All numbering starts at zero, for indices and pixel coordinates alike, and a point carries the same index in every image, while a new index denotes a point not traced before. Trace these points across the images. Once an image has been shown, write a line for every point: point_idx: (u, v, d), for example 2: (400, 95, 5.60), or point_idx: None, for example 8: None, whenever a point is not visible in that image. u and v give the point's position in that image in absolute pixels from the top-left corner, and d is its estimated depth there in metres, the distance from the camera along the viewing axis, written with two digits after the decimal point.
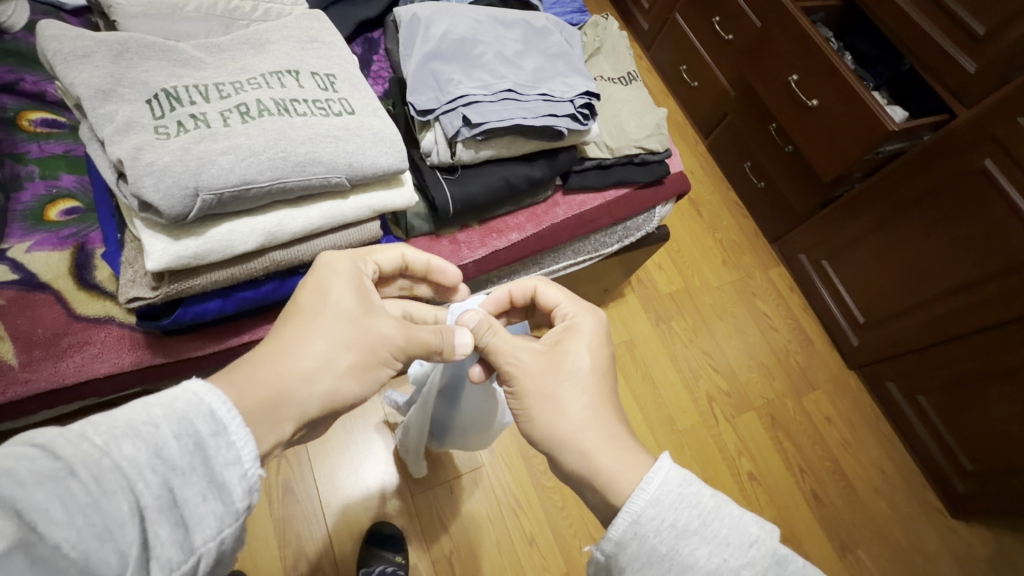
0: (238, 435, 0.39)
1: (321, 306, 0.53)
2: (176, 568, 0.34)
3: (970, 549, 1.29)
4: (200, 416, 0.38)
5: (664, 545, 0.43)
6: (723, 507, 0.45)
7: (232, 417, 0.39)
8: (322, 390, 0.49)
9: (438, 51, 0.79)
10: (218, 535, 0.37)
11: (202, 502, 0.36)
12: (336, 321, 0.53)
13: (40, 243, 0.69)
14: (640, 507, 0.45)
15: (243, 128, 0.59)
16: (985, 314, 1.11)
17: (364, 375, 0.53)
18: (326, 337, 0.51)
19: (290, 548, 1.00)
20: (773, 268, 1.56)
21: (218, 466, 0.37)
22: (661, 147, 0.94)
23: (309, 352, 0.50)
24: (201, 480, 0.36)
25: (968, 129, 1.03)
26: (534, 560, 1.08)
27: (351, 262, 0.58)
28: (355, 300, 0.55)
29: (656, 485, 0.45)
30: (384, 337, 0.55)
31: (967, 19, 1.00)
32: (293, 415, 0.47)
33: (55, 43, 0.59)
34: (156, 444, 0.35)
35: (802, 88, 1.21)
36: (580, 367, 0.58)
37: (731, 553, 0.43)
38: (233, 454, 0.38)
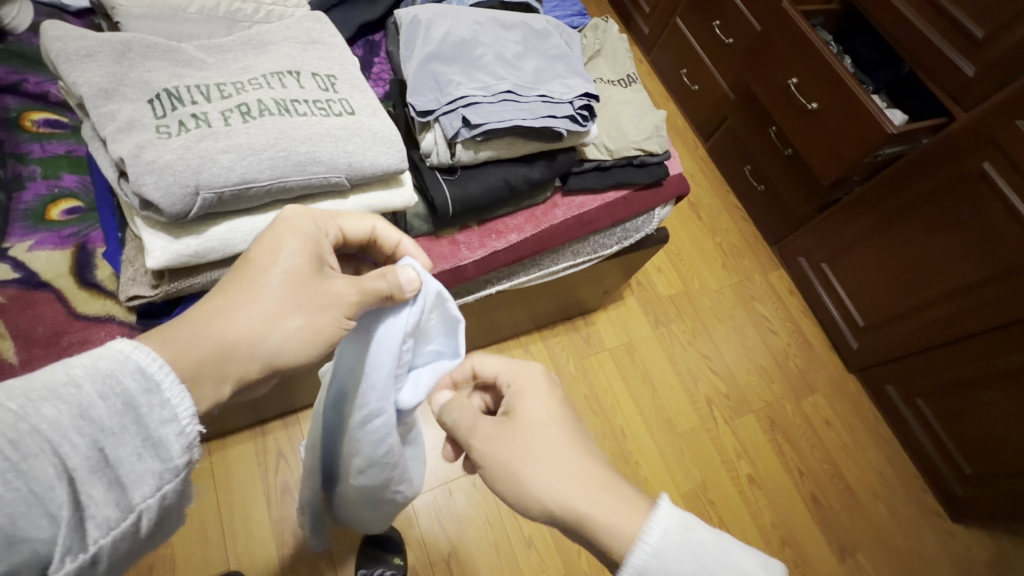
0: (173, 393, 0.37)
1: (260, 269, 0.48)
2: (113, 526, 0.35)
3: (971, 553, 1.28)
4: (127, 374, 0.36)
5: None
6: (723, 552, 0.44)
7: (165, 374, 0.37)
8: (263, 350, 0.47)
9: (438, 53, 0.80)
10: (159, 491, 0.37)
11: (138, 462, 0.36)
12: (285, 280, 0.48)
13: (41, 242, 0.69)
14: (643, 560, 0.44)
15: (244, 128, 0.59)
16: (985, 317, 1.11)
17: (317, 339, 0.49)
18: (263, 297, 0.47)
19: (288, 549, 1.00)
20: (773, 271, 1.56)
21: (153, 425, 0.37)
22: (660, 149, 0.94)
23: (245, 312, 0.47)
24: (135, 440, 0.36)
25: (966, 132, 1.04)
26: (532, 562, 1.08)
27: (313, 220, 0.53)
28: (304, 264, 0.50)
29: (658, 536, 0.45)
30: (336, 299, 0.50)
31: (966, 23, 1.00)
32: (233, 375, 0.46)
33: (58, 43, 0.60)
34: (81, 407, 0.34)
35: (801, 92, 1.21)
36: (542, 424, 0.54)
37: None
38: (169, 413, 0.37)
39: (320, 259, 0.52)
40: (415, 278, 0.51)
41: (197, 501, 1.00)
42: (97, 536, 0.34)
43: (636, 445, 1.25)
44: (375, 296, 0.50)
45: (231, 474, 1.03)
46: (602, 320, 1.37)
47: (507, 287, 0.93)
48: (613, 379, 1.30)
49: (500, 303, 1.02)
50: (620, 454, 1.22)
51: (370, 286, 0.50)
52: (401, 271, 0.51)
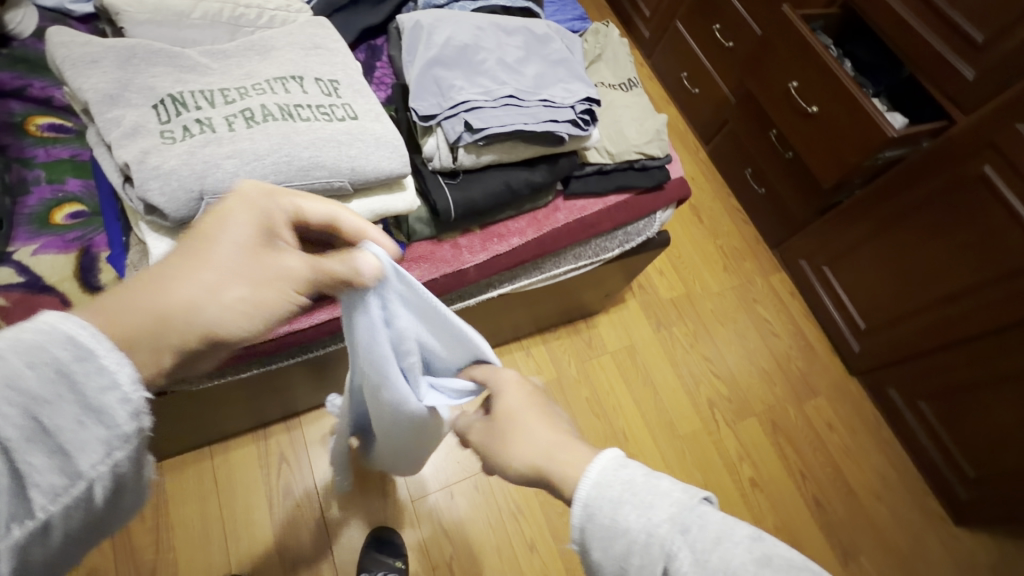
0: (110, 359, 0.32)
1: (203, 239, 0.43)
2: (61, 494, 0.32)
3: (974, 556, 1.28)
4: (53, 343, 0.31)
5: (605, 522, 0.43)
6: (654, 479, 0.44)
7: (99, 340, 0.32)
8: (205, 321, 0.42)
9: (440, 58, 0.80)
10: (109, 459, 0.33)
11: (80, 430, 0.32)
12: (236, 251, 0.44)
13: (45, 246, 0.70)
14: (585, 490, 0.45)
15: (248, 133, 0.60)
16: (987, 319, 1.11)
17: (264, 310, 0.46)
18: (207, 266, 0.43)
19: (291, 552, 1.00)
20: (774, 274, 1.56)
21: (91, 392, 0.32)
22: (661, 153, 0.94)
23: (186, 281, 0.41)
24: (74, 408, 0.32)
25: (966, 136, 1.05)
26: (533, 564, 1.08)
27: (263, 190, 0.47)
28: (255, 235, 0.45)
29: (596, 469, 0.46)
30: (289, 273, 0.47)
31: (965, 26, 1.00)
32: (173, 346, 0.40)
33: (64, 49, 0.60)
34: (6, 377, 0.30)
35: (801, 95, 1.22)
36: (512, 410, 0.57)
37: (656, 511, 0.41)
38: (108, 380, 0.32)
39: (272, 233, 0.47)
40: (376, 263, 0.52)
41: (201, 504, 1.00)
42: (44, 503, 0.31)
43: (638, 447, 1.24)
44: (331, 276, 0.50)
45: (234, 477, 1.03)
46: (603, 323, 1.37)
47: (509, 290, 0.93)
48: (615, 381, 1.30)
49: (501, 307, 1.02)
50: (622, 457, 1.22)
51: (326, 265, 0.50)
52: (364, 257, 0.51)
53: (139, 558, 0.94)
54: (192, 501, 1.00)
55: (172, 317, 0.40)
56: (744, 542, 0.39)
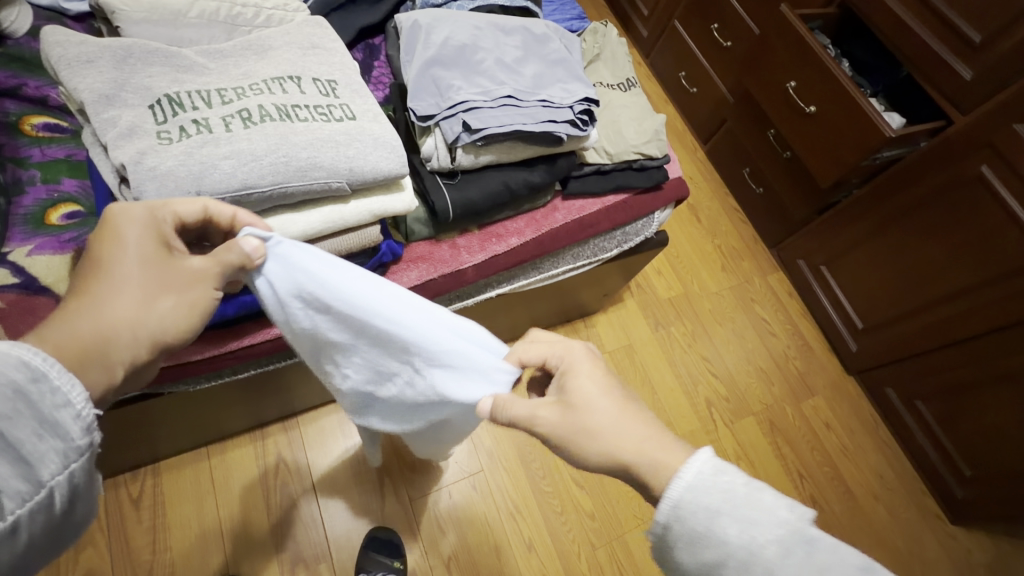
0: (62, 380, 0.42)
1: (113, 265, 0.51)
2: (27, 498, 0.41)
3: (970, 555, 1.29)
4: (11, 368, 0.40)
5: (699, 527, 0.45)
6: (755, 493, 0.45)
7: (50, 365, 0.42)
8: (142, 335, 0.51)
9: (439, 57, 0.80)
10: (65, 468, 0.43)
11: (40, 442, 0.41)
12: (138, 267, 0.51)
13: (41, 247, 0.69)
14: (677, 492, 0.47)
15: (245, 134, 0.59)
16: (984, 319, 1.11)
17: (194, 310, 0.54)
18: (126, 289, 0.50)
19: (288, 553, 1.00)
20: (772, 273, 1.56)
21: (47, 409, 0.41)
22: (660, 153, 0.94)
23: (109, 304, 0.50)
24: (32, 422, 0.41)
25: (963, 137, 1.05)
26: (531, 565, 1.07)
27: (144, 208, 0.52)
28: (153, 251, 0.52)
29: (692, 473, 0.47)
30: (194, 275, 0.54)
31: (963, 27, 1.00)
32: (122, 359, 0.50)
33: (59, 49, 0.60)
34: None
35: (800, 95, 1.22)
36: (595, 401, 0.54)
37: (759, 530, 0.44)
38: (62, 397, 0.42)
39: (165, 243, 0.53)
40: (257, 244, 0.52)
41: (198, 506, 1.00)
42: (13, 507, 0.40)
43: None
44: (230, 267, 0.54)
45: (231, 477, 1.03)
46: (602, 322, 1.37)
47: (507, 290, 0.93)
48: None
49: (499, 307, 1.02)
50: None
51: (222, 258, 0.53)
52: (243, 241, 0.52)
53: (136, 559, 0.94)
54: (189, 502, 1.00)
55: (108, 339, 0.49)
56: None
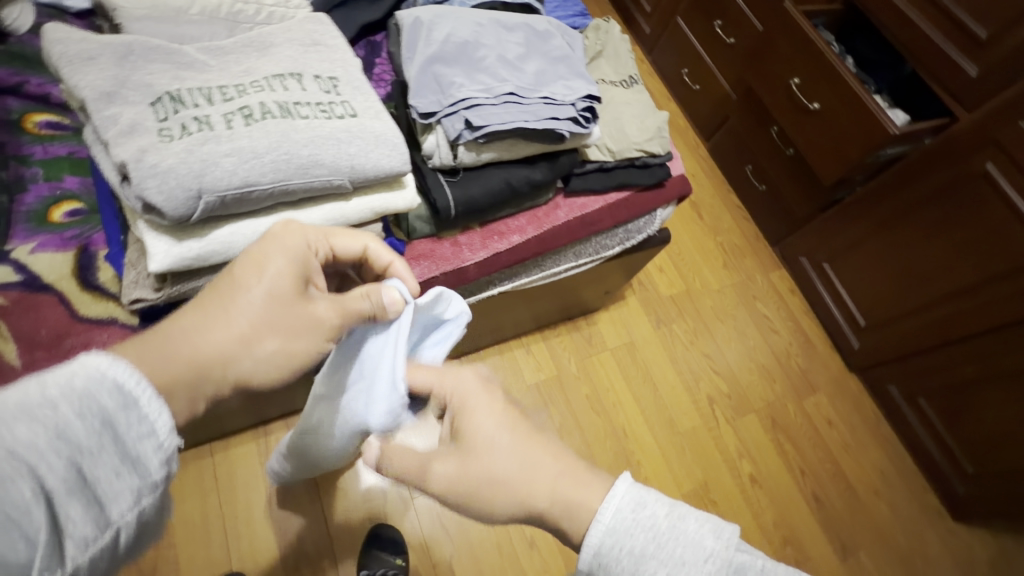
0: (151, 409, 0.40)
1: (236, 287, 0.49)
2: (92, 542, 0.38)
3: (973, 552, 1.28)
4: (104, 391, 0.38)
5: (625, 572, 0.45)
6: (677, 525, 0.46)
7: (142, 390, 0.40)
8: (240, 370, 0.49)
9: (440, 54, 0.80)
10: (136, 506, 0.40)
11: (117, 477, 0.39)
12: (262, 299, 0.50)
13: (43, 245, 0.69)
14: (598, 539, 0.46)
15: (246, 131, 0.59)
16: (988, 317, 1.11)
17: (291, 358, 0.52)
18: (242, 315, 0.49)
19: (290, 549, 1.00)
20: (775, 271, 1.56)
21: (131, 440, 0.39)
22: (662, 150, 0.94)
23: (222, 328, 0.48)
24: (113, 456, 0.39)
25: (968, 133, 1.04)
26: (534, 562, 1.08)
27: (304, 238, 0.53)
28: (290, 283, 0.51)
29: (610, 514, 0.46)
30: (316, 320, 0.52)
31: (968, 23, 1.00)
32: (212, 389, 0.48)
33: (61, 46, 0.60)
34: (59, 426, 0.36)
35: (803, 92, 1.21)
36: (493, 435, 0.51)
37: (684, 569, 0.44)
38: (146, 428, 0.40)
39: (305, 277, 0.53)
40: (399, 303, 0.53)
41: (201, 502, 1.00)
42: (75, 554, 0.37)
43: (639, 446, 1.24)
44: (357, 316, 0.54)
45: (233, 473, 1.03)
46: (604, 320, 1.37)
47: (509, 289, 0.93)
48: (615, 378, 1.30)
49: (501, 304, 1.02)
50: (621, 455, 1.22)
51: (351, 306, 0.53)
52: (386, 292, 0.53)
53: (138, 555, 0.94)
54: (193, 498, 1.00)
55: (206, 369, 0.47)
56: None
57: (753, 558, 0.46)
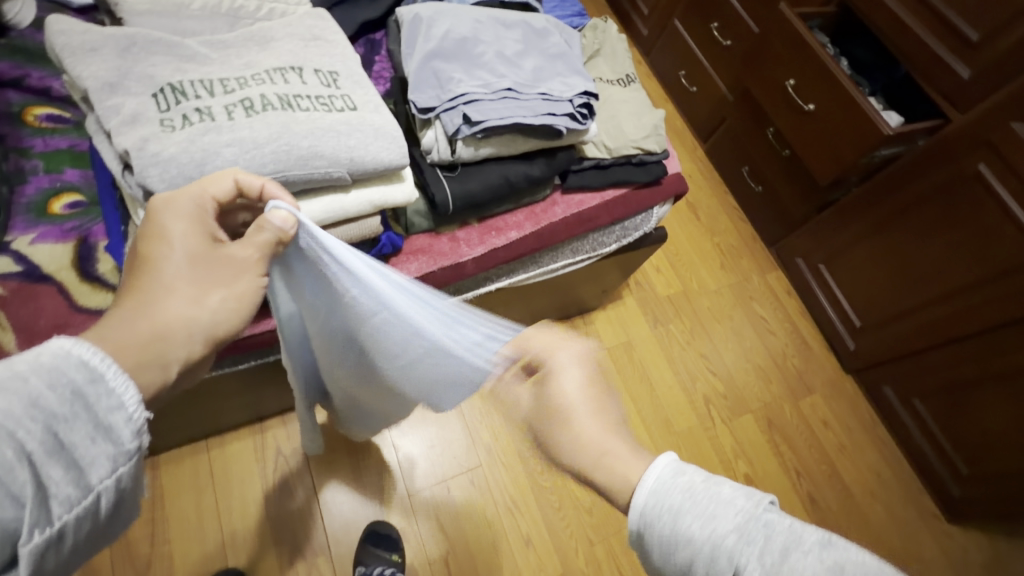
0: (118, 381, 0.39)
1: (155, 265, 0.48)
2: (75, 504, 0.36)
3: (966, 552, 1.29)
4: (70, 366, 0.37)
5: (667, 529, 0.44)
6: (714, 488, 0.45)
7: (108, 364, 0.39)
8: (204, 327, 0.48)
9: (440, 50, 0.81)
10: (115, 473, 0.38)
11: (93, 445, 0.37)
12: (185, 264, 0.49)
13: (43, 236, 0.70)
14: (642, 500, 0.46)
15: (247, 122, 0.60)
16: (981, 317, 1.12)
17: (245, 302, 0.52)
18: (174, 283, 0.47)
19: (286, 546, 1.00)
20: (771, 272, 1.57)
21: (101, 411, 0.38)
22: (659, 148, 0.95)
23: (166, 297, 0.47)
24: (87, 425, 0.37)
25: (962, 134, 1.06)
26: (530, 560, 1.08)
27: (186, 200, 0.51)
28: (200, 241, 0.50)
29: (653, 478, 0.47)
30: (240, 263, 0.52)
31: (961, 26, 1.01)
32: (182, 352, 0.46)
33: (63, 37, 0.60)
34: (29, 396, 0.35)
35: (798, 93, 1.23)
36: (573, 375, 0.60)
37: (720, 522, 0.42)
38: (116, 400, 0.38)
39: (208, 233, 0.52)
40: (289, 216, 0.53)
41: (197, 498, 1.00)
42: (60, 512, 0.35)
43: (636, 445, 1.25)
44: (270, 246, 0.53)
45: (230, 470, 1.03)
46: (601, 319, 1.37)
47: (507, 285, 0.93)
48: (611, 377, 1.31)
49: (500, 302, 1.02)
50: None
51: (257, 240, 0.53)
52: (274, 213, 0.53)
53: (136, 552, 0.94)
54: (189, 494, 1.00)
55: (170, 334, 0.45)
56: (813, 551, 0.40)
57: (785, 519, 0.43)
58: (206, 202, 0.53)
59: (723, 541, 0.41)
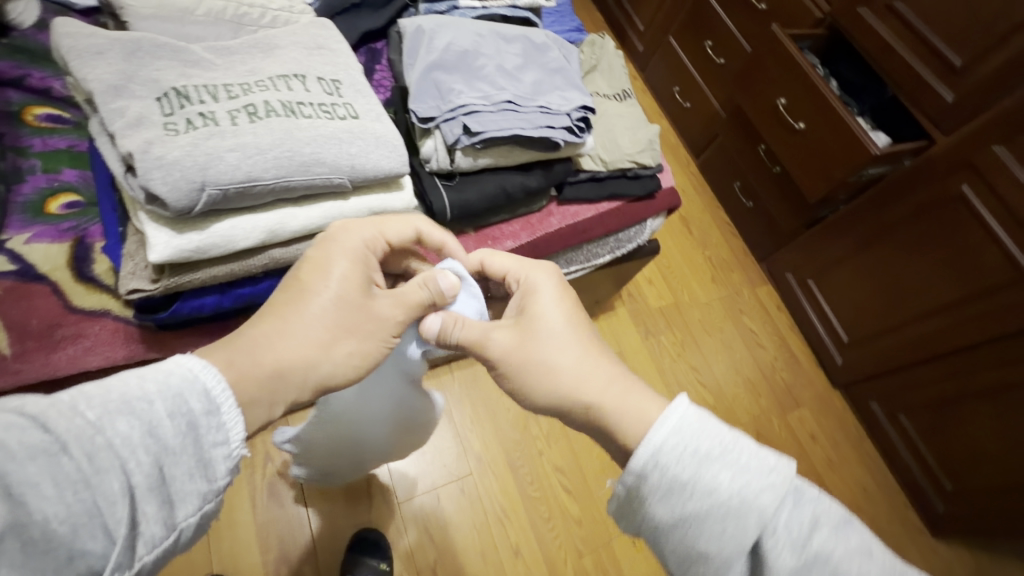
0: (229, 416, 0.41)
1: (306, 296, 0.52)
2: (158, 543, 0.36)
3: (949, 567, 1.31)
4: (193, 395, 0.40)
5: (686, 473, 0.43)
6: (741, 440, 0.44)
7: (225, 398, 0.42)
8: (318, 375, 0.51)
9: (441, 62, 0.82)
10: (199, 511, 0.39)
11: (189, 481, 0.38)
12: (336, 305, 0.52)
13: (39, 236, 0.69)
14: (662, 437, 0.44)
15: (251, 127, 0.61)
16: (964, 335, 1.14)
17: (364, 360, 0.55)
18: (315, 319, 0.51)
19: (273, 553, 0.99)
20: (761, 286, 1.59)
21: (207, 445, 0.40)
22: (654, 163, 0.97)
23: (297, 333, 0.50)
24: (190, 460, 0.38)
25: (946, 156, 1.09)
26: (519, 570, 1.07)
27: (357, 242, 0.57)
28: (358, 285, 0.55)
29: (677, 415, 0.44)
30: (383, 318, 0.56)
31: (945, 51, 1.04)
32: (286, 396, 0.48)
33: (69, 39, 0.61)
34: (151, 424, 0.37)
35: (790, 112, 1.25)
36: (537, 284, 0.61)
37: (751, 478, 0.42)
38: (222, 435, 0.41)
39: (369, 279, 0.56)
40: (455, 284, 0.60)
41: None
42: (142, 553, 0.35)
43: None
44: (417, 305, 0.58)
45: None
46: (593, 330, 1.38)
47: None
48: None
49: None
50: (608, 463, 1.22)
51: (411, 298, 0.58)
52: (443, 278, 0.59)
53: None
54: None
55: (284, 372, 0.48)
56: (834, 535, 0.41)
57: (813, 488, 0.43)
58: (376, 245, 0.59)
59: (752, 499, 0.41)
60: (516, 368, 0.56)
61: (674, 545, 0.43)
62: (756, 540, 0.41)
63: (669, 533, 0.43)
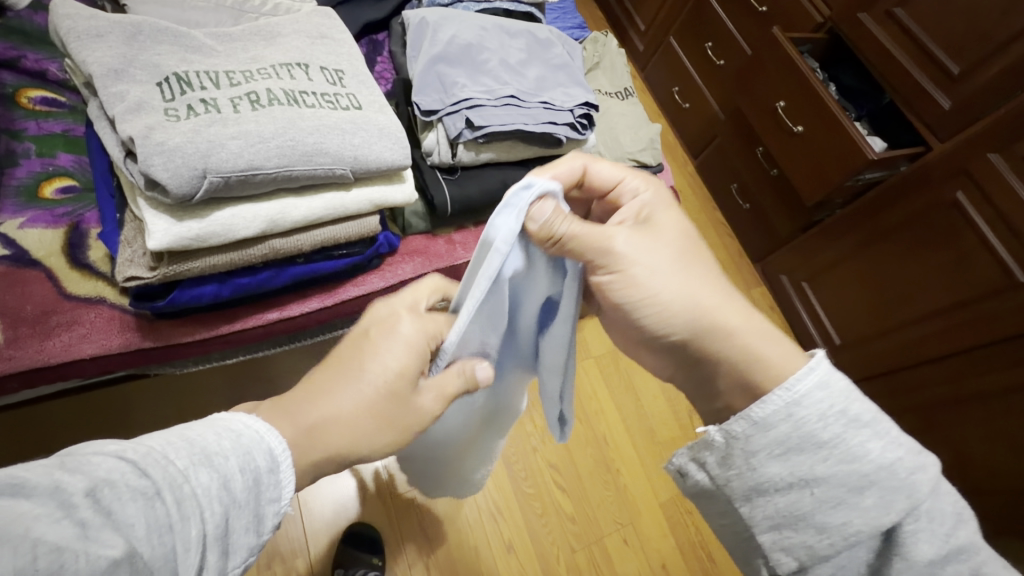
0: (286, 477, 0.39)
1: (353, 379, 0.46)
2: None
3: None
4: (260, 452, 0.38)
5: (832, 435, 0.43)
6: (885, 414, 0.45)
7: (285, 457, 0.39)
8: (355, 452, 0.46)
9: (445, 54, 0.81)
10: (243, 566, 0.35)
11: (243, 534, 0.35)
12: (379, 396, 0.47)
13: (33, 220, 0.68)
14: (807, 388, 0.44)
15: (253, 115, 0.60)
16: (955, 339, 1.16)
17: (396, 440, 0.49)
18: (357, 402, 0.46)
19: (264, 546, 0.98)
20: (755, 288, 1.60)
21: (264, 501, 0.37)
22: (655, 162, 0.97)
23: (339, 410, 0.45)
24: (249, 515, 0.36)
25: (942, 163, 1.10)
26: (511, 565, 1.08)
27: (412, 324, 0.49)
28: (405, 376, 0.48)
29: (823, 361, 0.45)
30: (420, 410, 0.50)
31: (943, 59, 1.05)
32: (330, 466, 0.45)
33: (69, 21, 0.60)
34: (225, 477, 0.35)
35: (789, 115, 1.26)
36: (653, 204, 0.55)
37: (905, 454, 0.44)
38: (277, 492, 0.38)
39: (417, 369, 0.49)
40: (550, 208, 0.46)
41: None
42: None
43: (618, 453, 1.24)
44: (454, 396, 0.52)
45: None
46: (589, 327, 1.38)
47: None
48: (599, 388, 1.31)
49: None
50: (602, 461, 1.22)
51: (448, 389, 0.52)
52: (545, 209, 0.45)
53: None
54: None
55: (339, 455, 0.45)
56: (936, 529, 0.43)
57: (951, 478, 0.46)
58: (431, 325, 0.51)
59: (903, 478, 0.43)
60: (631, 290, 0.50)
61: (776, 506, 0.45)
62: (893, 522, 0.43)
63: (777, 493, 0.44)
